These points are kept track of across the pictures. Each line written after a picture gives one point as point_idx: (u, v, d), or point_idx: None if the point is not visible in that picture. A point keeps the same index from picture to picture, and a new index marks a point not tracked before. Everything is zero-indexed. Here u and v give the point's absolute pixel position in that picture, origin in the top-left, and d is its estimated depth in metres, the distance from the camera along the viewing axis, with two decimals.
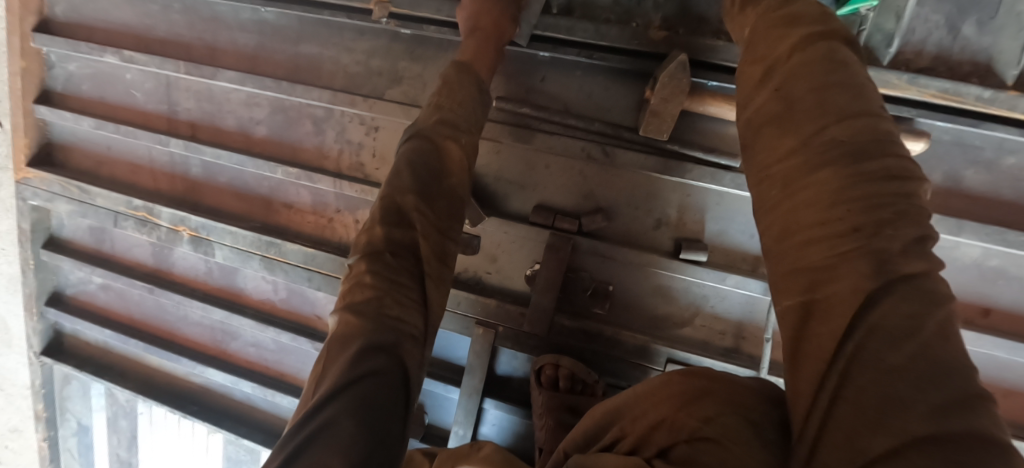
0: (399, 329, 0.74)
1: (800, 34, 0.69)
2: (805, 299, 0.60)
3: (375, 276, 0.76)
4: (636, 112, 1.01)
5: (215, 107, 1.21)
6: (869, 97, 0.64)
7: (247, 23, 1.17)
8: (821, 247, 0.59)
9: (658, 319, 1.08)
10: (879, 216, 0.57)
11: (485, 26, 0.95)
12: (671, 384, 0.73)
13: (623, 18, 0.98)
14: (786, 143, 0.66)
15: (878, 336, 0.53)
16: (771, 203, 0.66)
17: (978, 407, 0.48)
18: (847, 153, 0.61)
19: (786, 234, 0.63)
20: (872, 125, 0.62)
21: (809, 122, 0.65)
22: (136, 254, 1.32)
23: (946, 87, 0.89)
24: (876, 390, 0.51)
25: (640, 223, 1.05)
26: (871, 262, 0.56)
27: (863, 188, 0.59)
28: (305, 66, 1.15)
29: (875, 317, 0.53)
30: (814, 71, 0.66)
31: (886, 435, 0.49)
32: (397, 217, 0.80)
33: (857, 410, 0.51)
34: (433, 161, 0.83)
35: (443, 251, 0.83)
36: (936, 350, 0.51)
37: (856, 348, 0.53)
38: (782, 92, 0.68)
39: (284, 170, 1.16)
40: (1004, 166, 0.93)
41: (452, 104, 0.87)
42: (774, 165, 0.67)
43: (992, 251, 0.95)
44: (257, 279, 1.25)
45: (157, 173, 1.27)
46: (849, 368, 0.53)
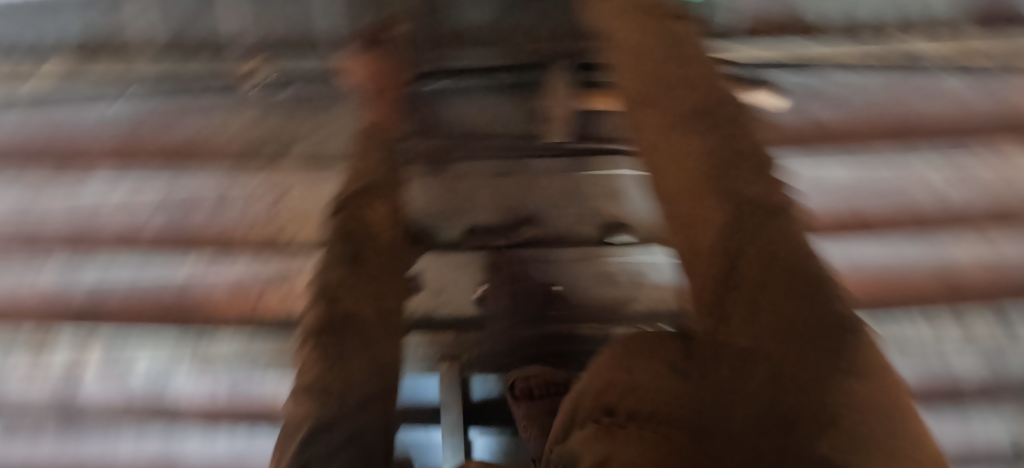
0: (343, 400, 0.68)
1: (643, 19, 0.72)
2: (686, 249, 0.57)
3: (319, 358, 0.70)
4: (534, 121, 1.07)
5: (93, 212, 1.10)
6: (703, 65, 0.66)
7: (115, 113, 1.10)
8: (686, 194, 0.57)
9: (608, 305, 1.11)
10: (732, 155, 0.57)
11: (382, 88, 1.01)
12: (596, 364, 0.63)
13: (500, 38, 1.04)
14: (645, 114, 0.64)
15: (743, 254, 0.51)
16: (645, 162, 0.64)
17: (835, 301, 0.49)
18: (699, 108, 0.61)
19: (661, 185, 0.61)
20: (708, 86, 0.64)
21: (656, 89, 0.64)
22: (25, 405, 1.10)
23: (774, 43, 1.07)
24: (740, 296, 0.50)
25: (567, 221, 1.11)
26: (728, 198, 0.54)
27: (713, 137, 0.59)
28: (192, 144, 1.11)
29: (746, 233, 0.52)
30: (658, 45, 0.68)
31: (751, 332, 0.48)
32: (328, 296, 0.75)
33: (739, 318, 0.49)
34: (359, 228, 0.79)
35: (387, 311, 0.77)
36: (791, 249, 0.51)
37: (724, 270, 0.51)
38: (632, 69, 0.67)
39: (191, 261, 1.09)
40: (839, 94, 1.09)
41: (368, 169, 0.87)
42: (641, 128, 0.65)
43: (854, 164, 1.09)
44: (190, 383, 1.08)
45: (35, 303, 1.09)
46: (718, 287, 0.51)
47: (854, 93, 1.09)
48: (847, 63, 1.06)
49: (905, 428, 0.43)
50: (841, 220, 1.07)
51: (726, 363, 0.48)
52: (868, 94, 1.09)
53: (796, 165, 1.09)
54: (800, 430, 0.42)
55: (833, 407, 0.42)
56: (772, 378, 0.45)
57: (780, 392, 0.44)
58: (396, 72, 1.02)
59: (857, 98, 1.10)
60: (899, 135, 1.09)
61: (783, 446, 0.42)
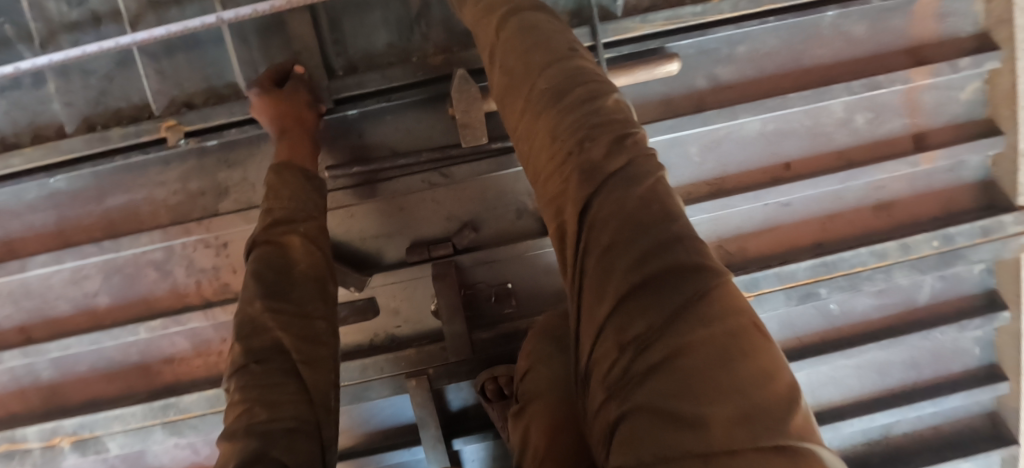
0: (273, 426, 0.71)
1: (501, 15, 0.77)
2: (557, 223, 0.67)
3: (243, 387, 0.75)
4: (452, 130, 1.10)
5: (40, 299, 1.11)
6: (560, 46, 0.72)
7: (39, 201, 1.09)
8: (553, 175, 0.66)
9: (559, 292, 1.17)
10: (582, 133, 0.65)
11: (289, 121, 0.98)
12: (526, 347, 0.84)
13: (403, 58, 1.06)
14: (516, 106, 0.72)
15: (598, 222, 0.60)
16: (523, 155, 0.72)
17: (677, 248, 0.56)
18: (552, 97, 0.68)
19: (535, 177, 0.70)
20: (565, 67, 0.70)
21: (522, 82, 0.72)
22: None
23: (669, 15, 1.07)
24: (597, 265, 0.59)
25: (505, 219, 1.14)
26: (585, 173, 0.63)
27: (567, 119, 0.66)
28: (122, 217, 1.09)
29: (596, 212, 0.61)
30: (515, 41, 0.74)
31: (608, 297, 0.57)
32: (251, 328, 0.79)
33: (594, 289, 0.59)
34: (283, 260, 0.83)
35: (316, 334, 0.82)
36: (640, 214, 0.59)
37: (586, 243, 0.61)
38: (501, 67, 0.75)
39: (147, 326, 1.09)
40: (741, 54, 1.13)
41: (280, 202, 0.88)
42: (516, 124, 0.73)
43: (767, 119, 1.16)
44: (168, 448, 1.16)
45: (5, 394, 1.14)
46: (584, 259, 0.61)
47: (756, 50, 1.14)
48: (741, 23, 1.09)
49: (742, 353, 0.49)
50: (763, 173, 1.17)
51: (588, 331, 0.59)
52: (769, 49, 1.14)
53: (714, 127, 1.12)
54: (638, 378, 0.52)
55: (665, 351, 0.51)
56: (617, 336, 0.55)
57: (624, 350, 0.54)
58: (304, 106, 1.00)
59: (759, 54, 1.14)
60: (805, 83, 1.15)
61: (625, 395, 0.52)
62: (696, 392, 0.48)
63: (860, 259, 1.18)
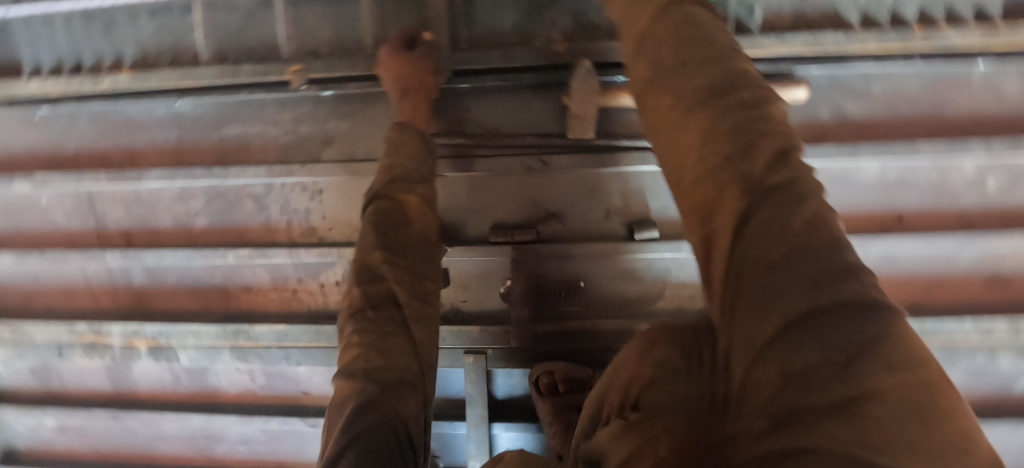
0: (384, 381, 0.75)
1: (658, 8, 0.72)
2: (704, 232, 0.61)
3: (360, 332, 0.79)
4: (558, 119, 1.09)
5: (146, 210, 1.18)
6: (719, 45, 0.67)
7: (165, 119, 1.15)
8: (704, 180, 0.61)
9: (629, 301, 1.15)
10: (745, 141, 0.60)
11: (412, 83, 1.02)
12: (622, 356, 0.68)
13: (526, 40, 1.07)
14: (664, 100, 0.68)
15: (758, 238, 0.54)
16: (664, 156, 0.68)
17: (851, 278, 0.50)
18: (711, 98, 0.64)
19: (678, 181, 0.65)
20: (725, 68, 0.65)
21: (676, 77, 0.67)
22: (90, 383, 1.24)
23: (808, 40, 1.02)
24: (756, 286, 0.53)
25: (591, 217, 1.12)
26: (742, 184, 0.58)
27: (727, 124, 0.62)
28: (234, 147, 1.15)
29: (758, 227, 0.55)
30: (671, 34, 0.69)
31: (770, 321, 0.50)
32: (369, 275, 0.83)
33: (754, 309, 0.52)
34: (395, 216, 0.86)
35: (426, 294, 0.85)
36: (808, 236, 0.53)
37: (742, 259, 0.55)
38: (650, 59, 0.70)
39: (235, 253, 1.15)
40: (873, 92, 1.08)
41: (401, 160, 0.90)
42: (660, 121, 0.68)
43: (888, 165, 1.09)
44: (229, 371, 1.21)
45: (97, 290, 1.21)
46: (738, 276, 0.55)
47: (890, 90, 1.08)
48: (884, 58, 1.04)
49: (942, 410, 0.42)
50: (874, 221, 1.11)
51: (737, 356, 0.52)
52: (905, 90, 1.07)
53: (828, 163, 1.08)
54: (810, 417, 0.45)
55: (849, 391, 0.44)
56: (779, 366, 0.48)
57: (789, 382, 0.47)
58: (421, 71, 1.02)
59: (893, 96, 1.08)
60: (939, 133, 1.08)
61: (792, 434, 0.45)
62: (890, 444, 0.41)
63: (963, 332, 1.09)
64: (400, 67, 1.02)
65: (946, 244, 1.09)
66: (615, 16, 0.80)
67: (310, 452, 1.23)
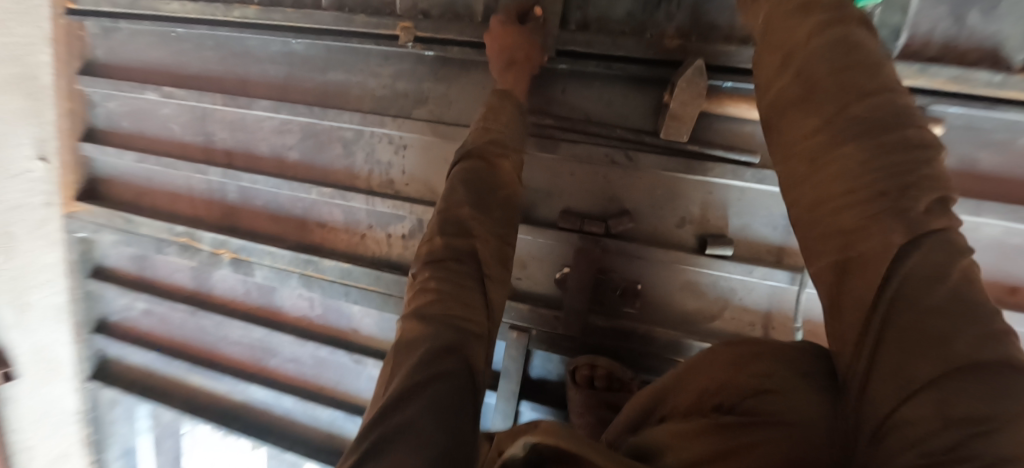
0: (462, 329, 0.80)
1: (818, 20, 0.68)
2: (840, 258, 0.62)
3: (439, 278, 0.84)
4: (654, 117, 1.06)
5: (248, 135, 1.27)
6: (884, 75, 0.65)
7: (277, 55, 1.23)
8: (851, 211, 0.61)
9: (688, 315, 1.11)
10: (904, 180, 0.59)
11: (513, 54, 1.02)
12: (711, 358, 0.70)
13: (638, 30, 1.04)
14: (810, 123, 0.66)
15: (917, 278, 0.55)
16: (801, 176, 0.67)
17: (1010, 341, 0.51)
18: (868, 128, 0.62)
19: (813, 204, 0.66)
20: (890, 101, 0.63)
21: (829, 103, 0.65)
22: (177, 278, 1.37)
23: (957, 75, 0.93)
24: (915, 324, 0.54)
25: (665, 222, 1.09)
26: (902, 222, 0.58)
27: (886, 160, 0.60)
28: (335, 92, 1.22)
29: (915, 265, 0.56)
30: (829, 54, 0.66)
31: (932, 361, 0.51)
32: (455, 226, 0.88)
33: (912, 347, 0.53)
34: (487, 177, 0.93)
35: (502, 256, 0.91)
36: (967, 289, 0.54)
37: (897, 292, 0.56)
38: (803, 77, 0.68)
39: (318, 190, 1.22)
40: (1017, 145, 0.97)
41: (498, 126, 0.95)
42: (799, 143, 0.67)
43: (1014, 230, 0.99)
44: (293, 297, 1.30)
45: (196, 201, 1.33)
46: (889, 310, 0.56)
47: None
48: None
49: None
50: None
51: (884, 389, 0.53)
52: None
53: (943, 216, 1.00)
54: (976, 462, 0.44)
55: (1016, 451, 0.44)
56: (939, 408, 0.49)
57: (950, 425, 0.47)
58: (527, 44, 1.02)
59: None
60: None
61: None
62: None
63: None
64: (509, 35, 1.01)
65: None
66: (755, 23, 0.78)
67: (348, 386, 1.30)
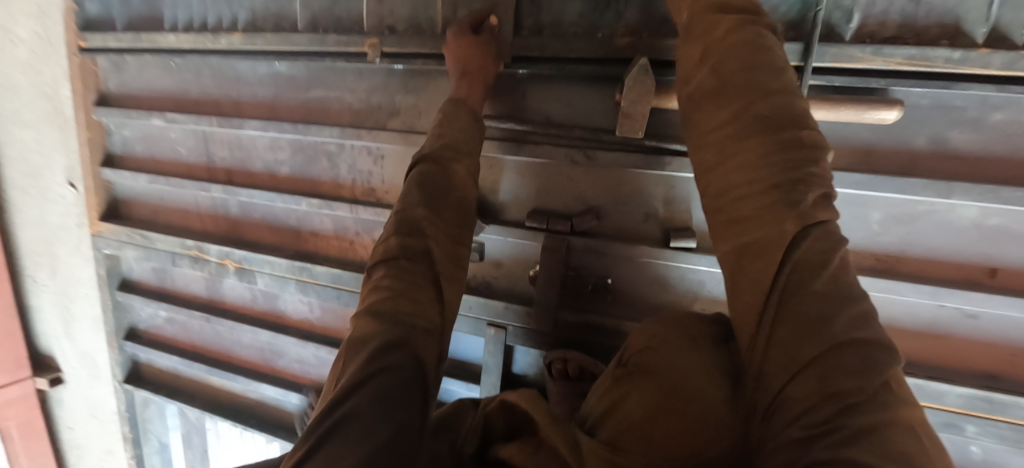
0: (412, 323, 0.86)
1: (736, 18, 0.69)
2: (739, 244, 0.66)
3: (394, 275, 0.91)
4: (612, 115, 1.07)
5: (245, 153, 1.37)
6: (790, 75, 0.66)
7: (265, 77, 1.31)
8: (750, 200, 0.65)
9: (658, 307, 1.14)
10: (795, 175, 0.62)
11: (467, 63, 1.05)
12: (649, 331, 0.79)
13: (590, 32, 1.06)
14: (720, 116, 0.67)
15: (804, 266, 0.61)
16: (711, 168, 0.69)
17: (874, 321, 0.58)
18: (767, 127, 0.64)
19: (721, 195, 0.68)
20: (792, 101, 0.65)
21: (739, 98, 0.66)
22: (193, 288, 1.50)
23: (913, 54, 0.90)
24: (804, 308, 0.60)
25: (629, 217, 1.11)
26: (791, 214, 0.62)
27: (782, 157, 0.63)
28: (317, 108, 1.29)
29: (802, 253, 0.62)
30: (738, 52, 0.67)
31: (815, 342, 0.58)
32: (410, 227, 0.95)
33: (801, 329, 0.59)
34: (441, 181, 0.99)
35: (453, 254, 0.97)
36: (844, 275, 0.61)
37: (788, 279, 0.62)
38: (718, 71, 0.68)
39: (308, 201, 1.31)
40: (991, 121, 0.94)
41: (453, 133, 1.03)
42: (710, 134, 0.69)
43: (991, 210, 0.96)
44: (294, 302, 1.40)
45: (204, 216, 1.44)
46: (782, 296, 0.62)
47: (1016, 121, 0.93)
48: (1009, 85, 0.89)
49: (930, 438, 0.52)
50: (956, 271, 1.01)
51: (774, 369, 0.60)
52: None
53: (915, 198, 0.98)
54: (841, 434, 0.52)
55: (872, 417, 0.52)
56: (818, 384, 0.56)
57: (825, 398, 0.55)
58: (479, 52, 1.05)
59: (1015, 128, 0.93)
60: None
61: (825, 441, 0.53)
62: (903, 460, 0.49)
63: None
64: (460, 45, 1.05)
65: None
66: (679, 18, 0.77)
67: None
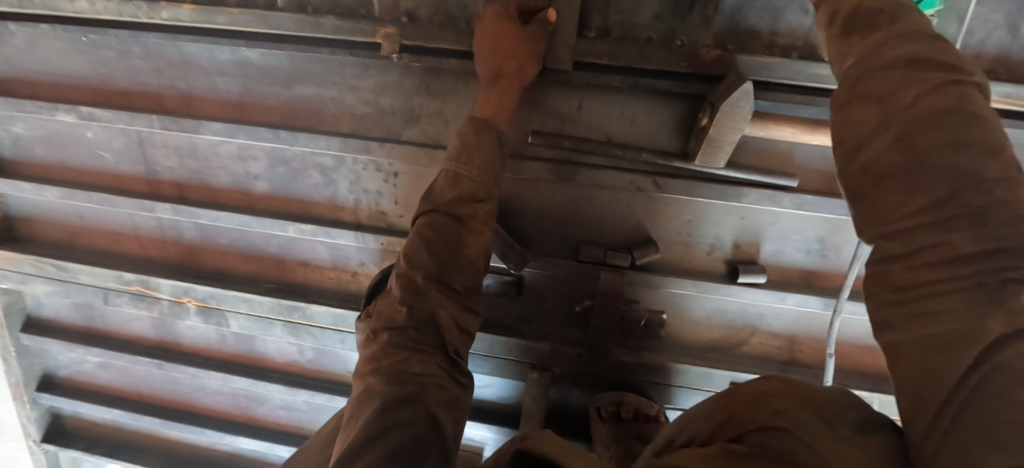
0: (423, 382, 0.75)
1: (933, 82, 0.60)
2: (921, 337, 0.56)
3: (395, 346, 0.77)
4: (683, 138, 0.93)
5: (202, 164, 1.06)
6: (1004, 158, 0.57)
7: (227, 65, 0.99)
8: (948, 299, 0.55)
9: (715, 343, 1.07)
10: (1004, 273, 0.53)
11: (501, 62, 0.85)
12: (763, 404, 0.61)
13: (666, 37, 0.88)
14: (912, 201, 0.59)
15: (1009, 371, 0.49)
16: (895, 256, 0.60)
17: None
18: (980, 219, 0.55)
19: (903, 287, 0.58)
20: (1010, 191, 0.55)
21: (941, 181, 0.57)
22: (134, 328, 1.21)
23: (1008, 92, 0.86)
24: (995, 414, 0.48)
25: (693, 251, 1.01)
26: (1002, 317, 0.51)
27: (1000, 260, 0.53)
28: (304, 110, 1.00)
29: (1008, 355, 0.49)
30: (941, 125, 0.59)
31: (1006, 453, 0.46)
32: (415, 294, 0.80)
33: (983, 435, 0.48)
34: (449, 235, 0.82)
35: (462, 321, 0.82)
36: None
37: (981, 380, 0.50)
38: (908, 145, 0.60)
39: (296, 227, 1.05)
40: None
41: (471, 171, 0.82)
42: (893, 217, 0.60)
43: None
44: (275, 345, 1.16)
45: (146, 240, 1.13)
46: (971, 395, 0.50)
47: None
48: None
49: None
50: None
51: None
52: None
53: None
54: None
55: None
56: None
57: None
58: (523, 50, 0.84)
59: None
60: None
61: None
62: None
63: None
64: (504, 41, 0.84)
65: None
66: (841, 67, 0.68)
67: None
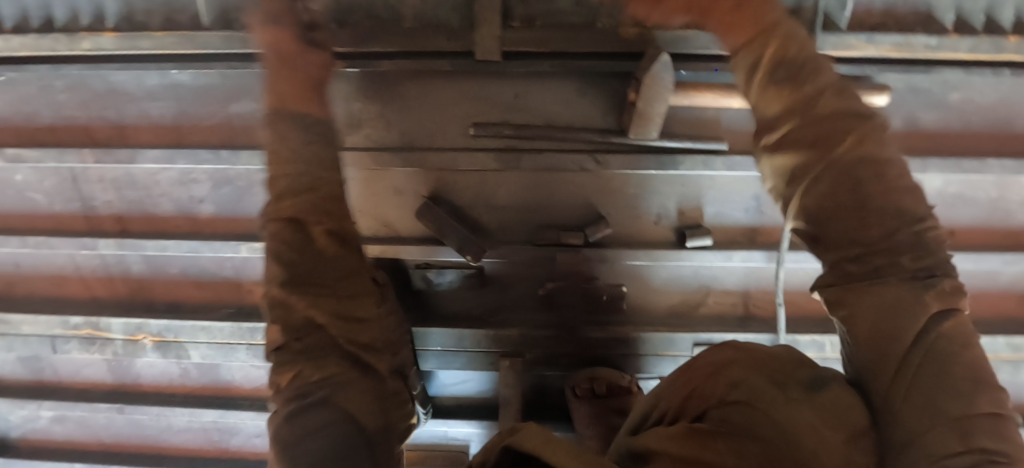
0: (329, 384, 0.71)
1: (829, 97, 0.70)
2: (880, 309, 0.64)
3: (282, 365, 0.71)
4: (618, 114, 0.97)
5: (142, 194, 1.03)
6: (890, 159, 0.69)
7: (157, 90, 0.98)
8: (889, 283, 0.64)
9: (676, 308, 1.11)
10: (923, 260, 0.64)
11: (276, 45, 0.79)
12: (721, 376, 0.66)
13: (588, 20, 0.93)
14: (838, 203, 0.67)
15: (951, 341, 0.61)
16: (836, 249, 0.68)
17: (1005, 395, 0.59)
18: (896, 218, 0.66)
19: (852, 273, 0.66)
20: (907, 188, 0.67)
21: (855, 183, 0.67)
22: (88, 374, 1.16)
23: (899, 41, 0.94)
24: (949, 371, 0.59)
25: (642, 223, 1.06)
26: (932, 299, 0.62)
27: (917, 251, 0.65)
28: (242, 127, 0.98)
29: (944, 332, 0.61)
30: (843, 133, 0.68)
31: (957, 403, 0.58)
32: (283, 309, 0.72)
33: (943, 385, 0.59)
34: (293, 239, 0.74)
35: (348, 309, 0.76)
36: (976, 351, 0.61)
37: (932, 344, 0.61)
38: (823, 151, 0.68)
39: (248, 246, 1.03)
40: (951, 100, 1.02)
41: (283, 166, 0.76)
42: (826, 215, 0.68)
43: (951, 180, 1.06)
44: (242, 372, 1.14)
45: (89, 280, 1.09)
46: (932, 351, 0.60)
47: (969, 100, 1.02)
48: (971, 69, 0.97)
49: None
50: None
51: (915, 414, 0.59)
52: (983, 102, 1.02)
53: None
54: None
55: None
56: (958, 439, 0.56)
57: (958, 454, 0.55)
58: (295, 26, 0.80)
59: (969, 106, 1.02)
60: (1006, 150, 1.04)
61: None
62: None
63: (993, 348, 1.12)
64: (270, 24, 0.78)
65: (992, 263, 1.08)
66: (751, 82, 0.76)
67: None
